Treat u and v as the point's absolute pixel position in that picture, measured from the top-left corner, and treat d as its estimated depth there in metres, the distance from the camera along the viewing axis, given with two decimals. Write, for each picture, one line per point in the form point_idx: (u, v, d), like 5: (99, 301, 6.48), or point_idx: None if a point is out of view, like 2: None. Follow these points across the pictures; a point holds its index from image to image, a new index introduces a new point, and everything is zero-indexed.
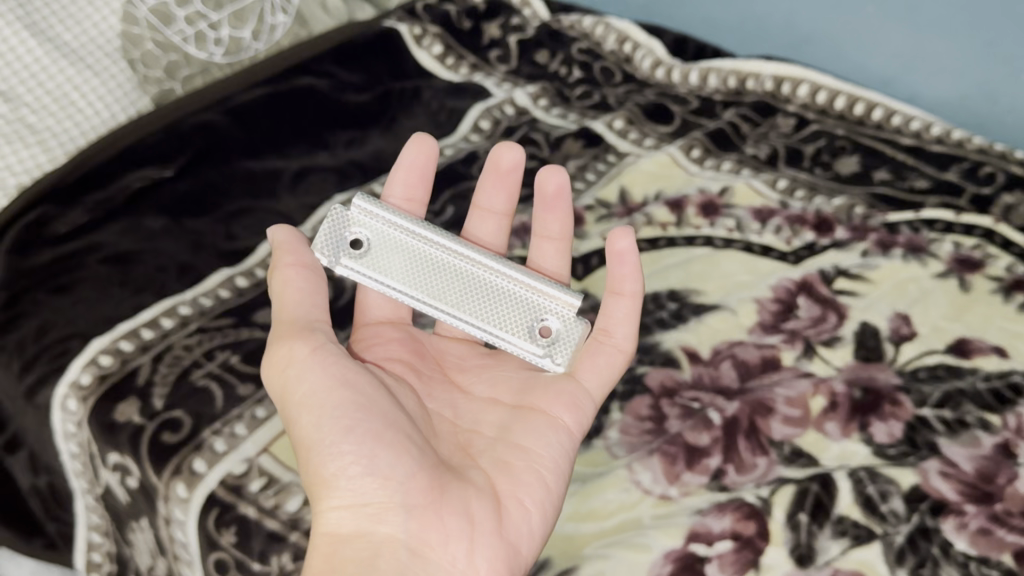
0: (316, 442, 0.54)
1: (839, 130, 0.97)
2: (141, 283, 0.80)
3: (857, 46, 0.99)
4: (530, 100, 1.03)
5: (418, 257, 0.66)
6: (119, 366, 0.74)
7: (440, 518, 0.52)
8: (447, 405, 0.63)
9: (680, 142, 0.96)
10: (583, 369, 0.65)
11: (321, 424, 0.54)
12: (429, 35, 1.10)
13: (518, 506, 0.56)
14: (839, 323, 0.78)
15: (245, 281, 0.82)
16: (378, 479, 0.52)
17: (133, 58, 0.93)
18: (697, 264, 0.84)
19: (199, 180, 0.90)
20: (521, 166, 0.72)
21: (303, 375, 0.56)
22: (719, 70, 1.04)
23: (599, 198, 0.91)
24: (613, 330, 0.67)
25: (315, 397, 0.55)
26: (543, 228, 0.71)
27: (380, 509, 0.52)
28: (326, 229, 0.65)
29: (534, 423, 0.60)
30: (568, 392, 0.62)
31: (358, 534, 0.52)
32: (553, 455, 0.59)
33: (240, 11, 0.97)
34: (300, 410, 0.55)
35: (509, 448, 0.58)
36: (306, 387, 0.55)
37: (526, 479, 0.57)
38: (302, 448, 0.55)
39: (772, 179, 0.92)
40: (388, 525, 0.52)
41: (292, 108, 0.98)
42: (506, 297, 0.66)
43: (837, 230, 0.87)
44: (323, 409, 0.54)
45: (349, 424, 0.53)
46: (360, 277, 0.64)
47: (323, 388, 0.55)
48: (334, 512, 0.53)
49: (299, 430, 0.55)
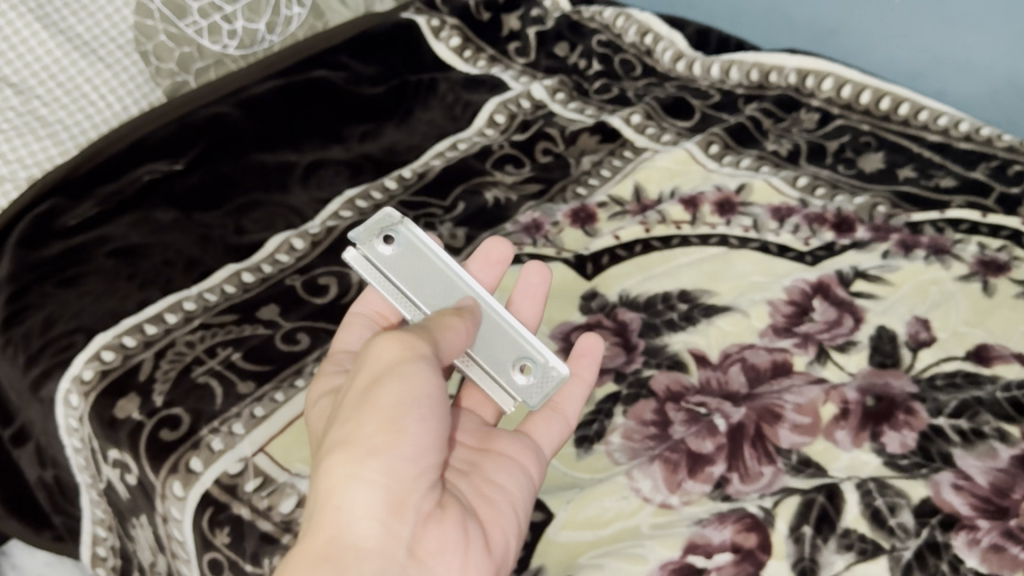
0: (388, 412, 0.49)
1: (864, 126, 0.94)
2: (148, 277, 0.80)
3: (884, 38, 0.95)
4: (548, 93, 1.01)
5: (429, 275, 0.64)
6: (121, 361, 0.74)
7: (445, 528, 0.50)
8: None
9: (699, 138, 0.94)
10: (535, 431, 0.63)
11: (403, 400, 0.49)
12: (448, 27, 1.08)
13: (502, 533, 0.54)
14: (855, 327, 0.76)
15: (251, 277, 0.81)
16: (412, 470, 0.49)
17: (146, 51, 0.91)
18: (709, 263, 0.82)
19: (209, 173, 0.89)
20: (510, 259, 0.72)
21: (416, 358, 0.51)
22: (741, 63, 1.00)
23: (613, 195, 0.89)
24: (564, 405, 0.65)
25: (412, 379, 0.50)
26: (520, 307, 0.71)
27: (399, 503, 0.48)
28: (375, 221, 0.66)
29: (504, 463, 0.59)
30: (529, 447, 0.61)
31: (367, 516, 0.48)
32: (523, 494, 0.58)
33: (254, 3, 0.96)
34: (383, 377, 0.50)
35: (484, 480, 0.57)
36: (411, 369, 0.50)
37: (506, 509, 0.56)
38: (360, 411, 0.50)
39: (792, 177, 0.90)
40: (399, 522, 0.48)
41: (306, 101, 0.97)
42: (503, 340, 0.63)
43: (858, 230, 0.84)
44: (411, 388, 0.50)
45: (427, 414, 0.50)
46: (369, 270, 0.64)
47: (422, 381, 0.50)
48: (357, 486, 0.48)
49: (377, 394, 0.49)
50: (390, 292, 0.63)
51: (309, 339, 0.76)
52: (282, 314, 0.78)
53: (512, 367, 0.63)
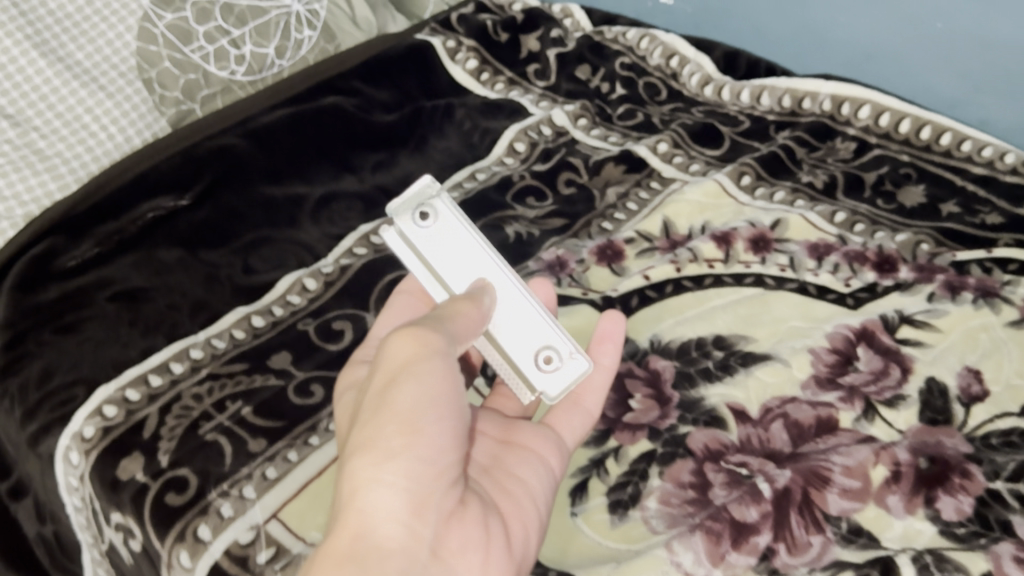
0: (408, 413, 0.45)
1: (903, 157, 0.89)
2: (151, 322, 0.76)
3: (924, 64, 0.90)
4: (569, 119, 0.96)
5: (465, 259, 0.60)
6: (124, 418, 0.69)
7: (464, 527, 0.48)
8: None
9: (730, 169, 0.89)
10: (559, 422, 0.64)
11: (422, 399, 0.46)
12: (464, 48, 1.03)
13: (520, 532, 0.53)
14: (903, 378, 0.71)
15: (261, 321, 0.77)
16: (434, 471, 0.45)
17: (150, 78, 0.87)
18: (745, 306, 0.78)
19: (217, 208, 0.84)
20: None
21: (429, 358, 0.48)
22: (773, 89, 0.96)
23: (642, 230, 0.85)
24: (585, 397, 0.65)
25: (429, 379, 0.47)
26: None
27: (420, 504, 0.45)
28: (410, 194, 0.61)
29: (527, 457, 0.59)
30: (548, 439, 0.62)
31: (389, 518, 0.44)
32: (542, 488, 0.58)
33: (263, 27, 0.92)
34: (399, 377, 0.47)
35: (504, 475, 0.57)
36: (424, 369, 0.47)
37: (524, 506, 0.55)
38: (377, 413, 0.46)
39: (829, 211, 0.85)
40: (421, 522, 0.45)
41: (317, 129, 0.91)
42: (528, 327, 0.59)
43: (901, 270, 0.80)
44: (429, 388, 0.47)
45: (444, 413, 0.47)
46: (401, 251, 0.60)
47: (441, 380, 0.47)
48: (377, 487, 0.44)
49: (395, 394, 0.46)
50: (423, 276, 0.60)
51: (323, 390, 0.71)
52: (295, 362, 0.74)
53: (535, 357, 0.58)
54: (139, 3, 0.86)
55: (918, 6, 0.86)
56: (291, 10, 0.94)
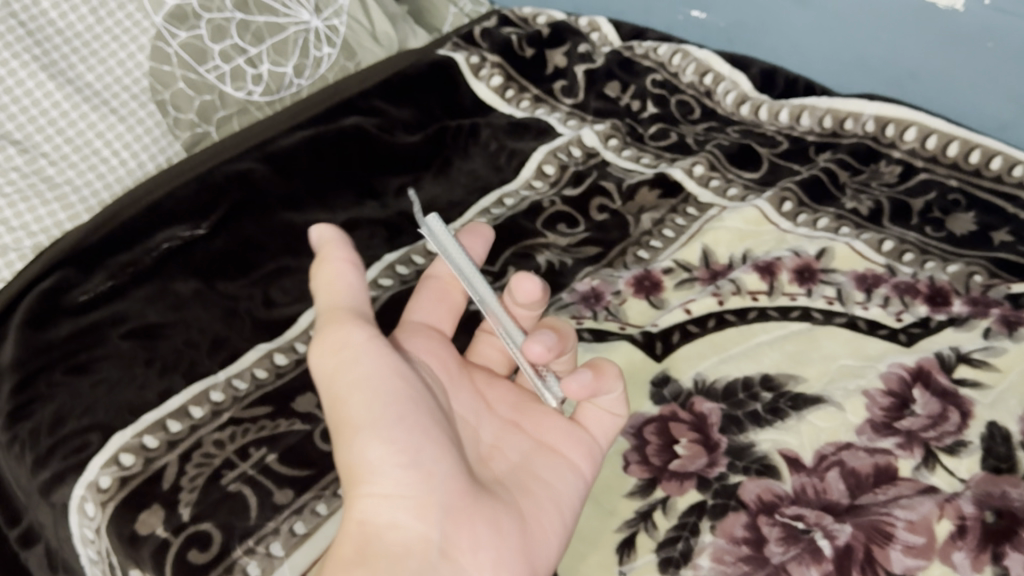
0: (365, 424, 0.49)
1: (951, 182, 0.85)
2: (169, 361, 0.72)
3: (973, 84, 0.86)
4: (600, 140, 0.92)
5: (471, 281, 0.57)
6: (142, 467, 0.66)
7: (471, 523, 0.50)
8: (472, 412, 0.59)
9: (770, 194, 0.85)
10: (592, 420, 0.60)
11: (372, 408, 0.49)
12: (488, 64, 0.99)
13: (540, 526, 0.54)
14: (963, 423, 0.67)
15: (285, 359, 0.73)
16: (423, 472, 0.49)
17: (163, 100, 0.83)
18: (793, 342, 0.74)
19: (234, 237, 0.80)
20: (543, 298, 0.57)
21: (360, 356, 0.51)
22: (814, 109, 0.92)
23: (680, 260, 0.81)
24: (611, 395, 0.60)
25: (370, 379, 0.51)
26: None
27: (417, 506, 0.49)
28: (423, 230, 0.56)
29: (553, 461, 0.58)
30: (583, 443, 0.59)
31: (391, 526, 0.48)
32: (568, 486, 0.57)
33: (281, 44, 0.88)
34: (346, 392, 0.50)
35: (529, 476, 0.56)
36: (360, 369, 0.51)
37: (546, 503, 0.55)
38: (342, 428, 0.50)
39: (876, 240, 0.81)
40: (423, 523, 0.48)
41: (338, 152, 0.88)
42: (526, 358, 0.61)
43: (954, 303, 0.76)
44: (379, 390, 0.50)
45: (401, 411, 0.50)
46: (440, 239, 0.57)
47: (379, 374, 0.51)
48: (369, 500, 0.49)
49: (346, 408, 0.50)
50: (465, 275, 0.56)
51: None
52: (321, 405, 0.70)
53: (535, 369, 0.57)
54: (151, 21, 0.82)
55: (968, 25, 0.83)
56: (309, 26, 0.90)
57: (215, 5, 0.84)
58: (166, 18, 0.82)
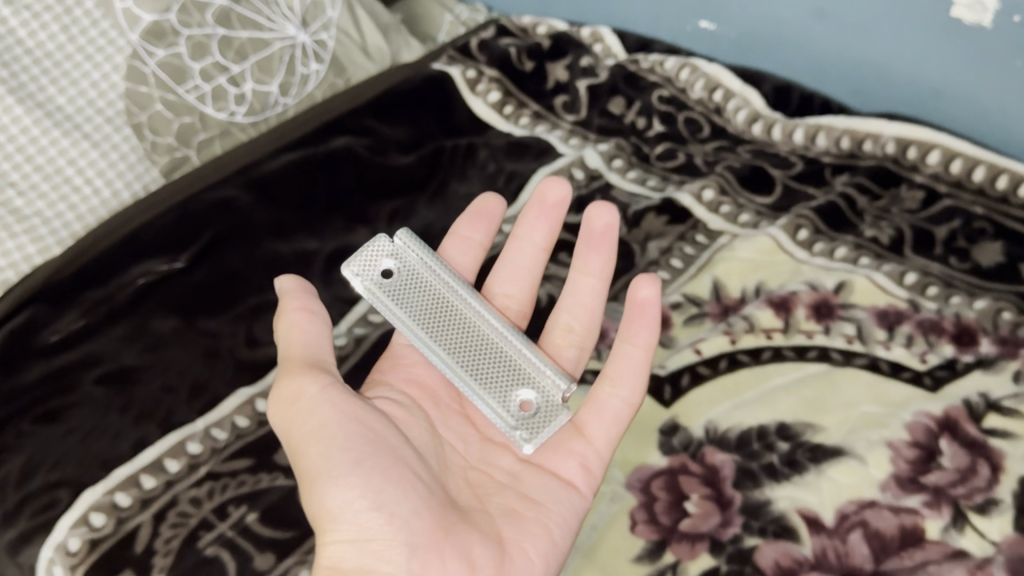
0: (324, 473, 0.53)
1: (977, 209, 0.80)
2: (144, 409, 0.67)
3: (1003, 103, 0.81)
4: (603, 160, 0.87)
5: (431, 306, 0.64)
6: (113, 528, 0.61)
7: (441, 562, 0.52)
8: (460, 440, 0.63)
9: (785, 221, 0.81)
10: (592, 424, 0.63)
11: (328, 456, 0.53)
12: (485, 79, 0.94)
13: (523, 555, 0.56)
14: (993, 478, 0.63)
15: (267, 405, 0.68)
16: (384, 515, 0.52)
17: (140, 122, 0.77)
18: (811, 386, 0.69)
19: (217, 269, 0.76)
20: (656, 301, 0.65)
21: (314, 407, 0.54)
22: (830, 129, 0.87)
23: (688, 293, 0.76)
24: (620, 378, 0.64)
25: (325, 427, 0.54)
26: (584, 262, 0.69)
27: (383, 549, 0.52)
28: (362, 253, 0.66)
29: (545, 479, 0.60)
30: (575, 452, 0.62)
31: (360, 570, 0.52)
32: (561, 511, 0.59)
33: (266, 62, 0.83)
34: (304, 439, 0.54)
35: (519, 501, 0.59)
36: (316, 418, 0.54)
37: (532, 529, 0.57)
38: (305, 477, 0.54)
39: (898, 272, 0.76)
40: (390, 565, 0.52)
41: (327, 177, 0.82)
42: (512, 368, 0.63)
43: (982, 343, 0.71)
44: (333, 443, 0.53)
45: (357, 456, 0.53)
46: (378, 304, 0.64)
47: (334, 422, 0.54)
48: (335, 546, 0.52)
49: (306, 458, 0.54)
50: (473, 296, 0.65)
51: None
52: None
53: (513, 382, 0.62)
54: (127, 39, 0.76)
55: (999, 41, 0.77)
56: (295, 42, 0.85)
57: (196, 20, 0.79)
58: (143, 35, 0.77)
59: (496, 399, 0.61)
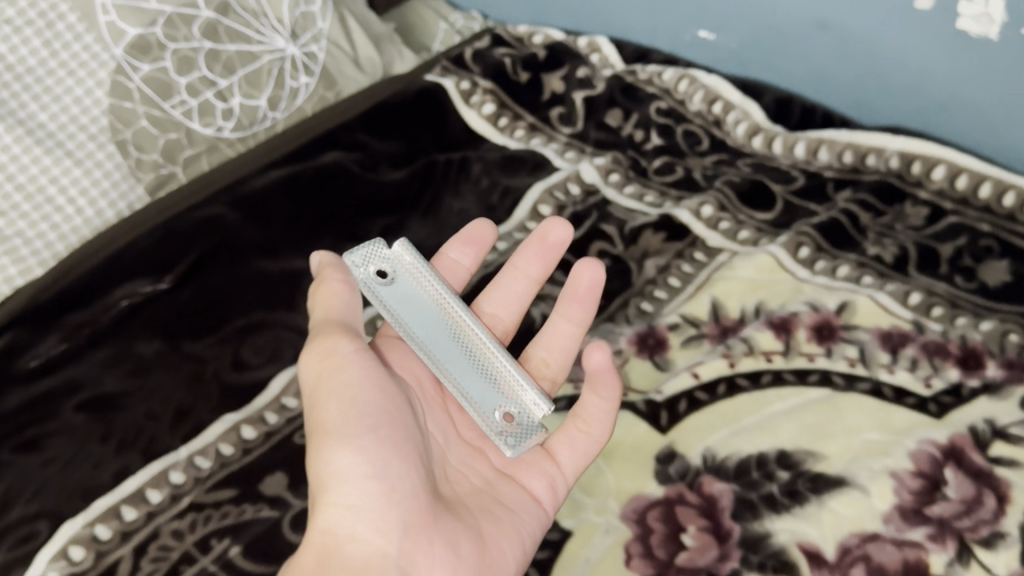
0: (339, 433, 0.52)
1: (983, 226, 0.78)
2: (126, 437, 0.65)
3: (1009, 117, 0.79)
4: (600, 175, 0.85)
5: (426, 307, 0.66)
6: (93, 562, 0.59)
7: (428, 545, 0.52)
8: (442, 431, 0.62)
9: (786, 238, 0.79)
10: (562, 452, 0.63)
11: (347, 416, 0.53)
12: (480, 90, 0.92)
13: (499, 555, 0.55)
14: (999, 509, 0.60)
15: (253, 432, 0.66)
16: (387, 487, 0.52)
17: (124, 140, 0.75)
18: (813, 411, 0.67)
19: (203, 289, 0.74)
20: (608, 368, 0.62)
21: (344, 366, 0.55)
22: (833, 142, 0.85)
23: (686, 314, 0.74)
24: (591, 424, 0.63)
25: (350, 389, 0.54)
26: (565, 310, 0.68)
27: (378, 520, 0.51)
28: (364, 253, 0.67)
29: (516, 491, 0.60)
30: (545, 472, 0.62)
31: (353, 538, 0.51)
32: (530, 522, 0.59)
33: (254, 75, 0.81)
34: (325, 399, 0.54)
35: (495, 503, 0.59)
36: (342, 377, 0.54)
37: (507, 532, 0.57)
38: (317, 433, 0.53)
39: (902, 292, 0.74)
40: (383, 538, 0.51)
41: (317, 193, 0.81)
42: (500, 376, 0.64)
43: (988, 367, 0.69)
44: (354, 407, 0.53)
45: (374, 423, 0.53)
46: (376, 303, 0.65)
47: (359, 385, 0.54)
48: (334, 510, 0.51)
49: (324, 416, 0.53)
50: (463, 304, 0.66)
51: None
52: (291, 487, 0.63)
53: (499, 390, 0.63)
54: (111, 53, 0.75)
55: (1006, 54, 0.75)
56: (285, 55, 0.83)
57: (181, 34, 0.77)
58: (128, 49, 0.75)
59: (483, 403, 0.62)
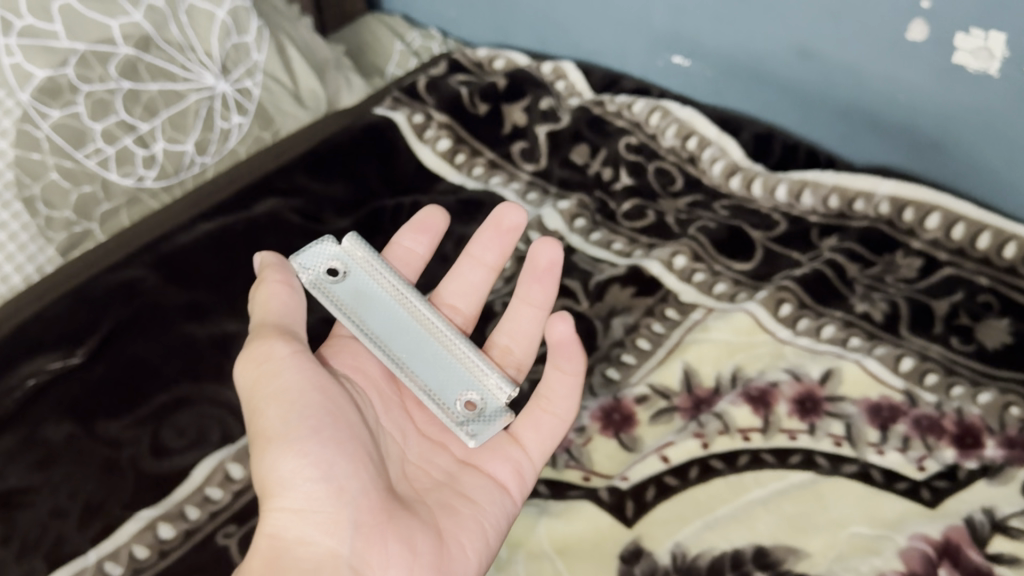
0: (279, 437, 0.45)
1: (982, 280, 0.72)
2: (29, 538, 0.58)
3: (1010, 160, 0.72)
4: (564, 221, 0.79)
5: (380, 303, 0.57)
6: None
7: (384, 543, 0.45)
8: (397, 428, 0.54)
9: (767, 294, 0.72)
10: (525, 434, 0.57)
11: (289, 418, 0.46)
12: (434, 124, 0.86)
13: (459, 549, 0.49)
14: None
15: (171, 530, 0.58)
16: (334, 488, 0.45)
17: (31, 196, 0.68)
18: (791, 499, 0.59)
19: (120, 360, 0.67)
20: (573, 340, 0.57)
21: (282, 370, 0.47)
22: (817, 185, 0.79)
23: (657, 384, 0.67)
24: (553, 402, 0.58)
25: (289, 392, 0.46)
26: (524, 291, 0.61)
27: (328, 522, 0.45)
28: (308, 251, 0.58)
29: (479, 479, 0.53)
30: (511, 458, 0.55)
31: (301, 542, 0.44)
32: (493, 514, 0.52)
33: (179, 118, 0.75)
34: (262, 401, 0.46)
35: (456, 495, 0.52)
36: (281, 382, 0.47)
37: (468, 526, 0.50)
38: (256, 439, 0.46)
39: (893, 357, 0.67)
40: (333, 539, 0.44)
41: (247, 246, 0.74)
42: (462, 367, 0.56)
43: (986, 446, 0.61)
44: (295, 409, 0.46)
45: (317, 424, 0.46)
46: (326, 302, 0.56)
47: (300, 389, 0.47)
48: (279, 514, 0.45)
49: (262, 419, 0.46)
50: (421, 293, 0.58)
51: None
52: None
53: (462, 377, 0.56)
54: (16, 99, 0.66)
55: (1006, 92, 0.68)
56: (214, 92, 0.77)
57: (97, 74, 0.69)
58: (36, 93, 0.67)
59: (446, 398, 0.55)
